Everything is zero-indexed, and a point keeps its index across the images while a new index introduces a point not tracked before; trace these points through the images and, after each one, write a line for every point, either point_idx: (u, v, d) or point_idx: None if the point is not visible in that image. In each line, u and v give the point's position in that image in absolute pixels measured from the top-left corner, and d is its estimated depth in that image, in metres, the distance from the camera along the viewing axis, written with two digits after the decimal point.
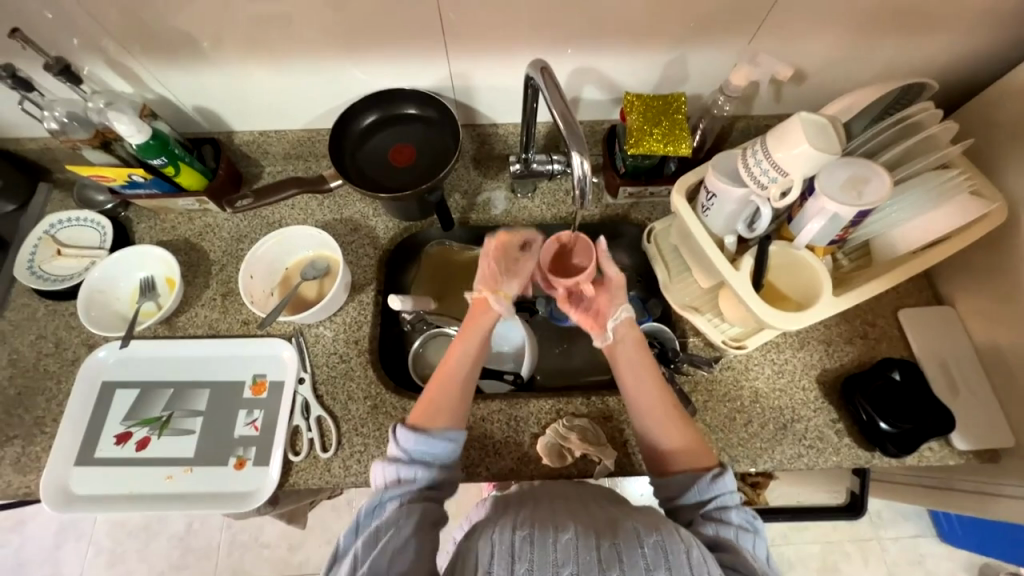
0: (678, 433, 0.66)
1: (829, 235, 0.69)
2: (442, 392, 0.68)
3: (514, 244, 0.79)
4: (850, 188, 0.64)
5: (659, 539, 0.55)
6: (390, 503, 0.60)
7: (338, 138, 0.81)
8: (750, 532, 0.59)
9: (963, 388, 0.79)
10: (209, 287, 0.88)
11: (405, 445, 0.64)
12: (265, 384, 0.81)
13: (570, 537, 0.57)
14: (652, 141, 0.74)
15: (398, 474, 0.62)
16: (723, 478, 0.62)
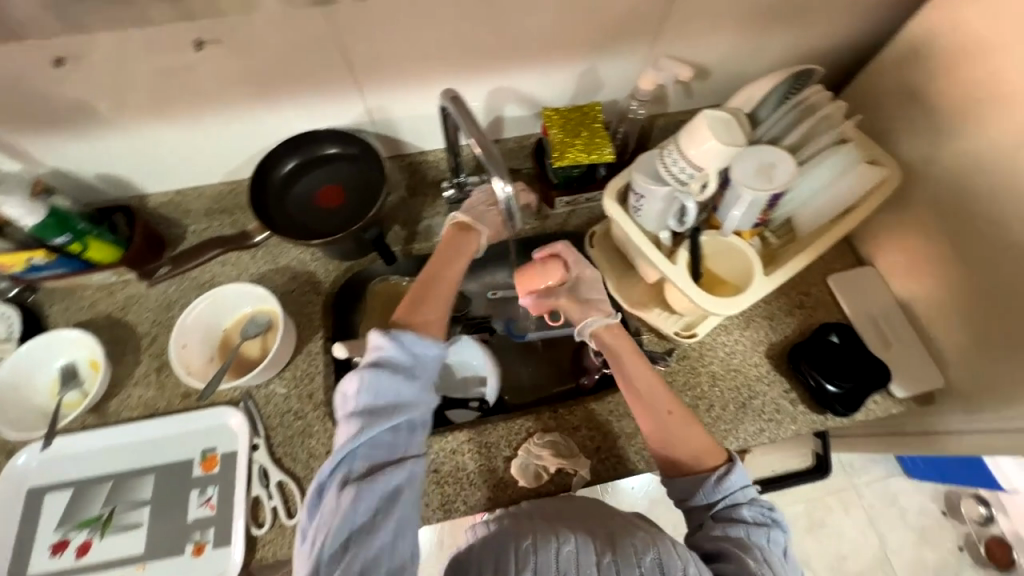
0: (689, 438, 0.66)
1: (751, 219, 0.73)
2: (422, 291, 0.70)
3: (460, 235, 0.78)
4: (761, 174, 0.67)
5: (658, 556, 0.58)
6: (383, 431, 0.57)
7: (258, 190, 0.78)
8: (764, 530, 0.60)
9: (894, 341, 0.85)
10: (141, 363, 0.81)
11: (404, 360, 0.60)
12: (216, 458, 0.76)
13: (570, 549, 0.61)
14: (576, 152, 0.76)
15: (387, 402, 0.59)
16: (733, 476, 0.63)
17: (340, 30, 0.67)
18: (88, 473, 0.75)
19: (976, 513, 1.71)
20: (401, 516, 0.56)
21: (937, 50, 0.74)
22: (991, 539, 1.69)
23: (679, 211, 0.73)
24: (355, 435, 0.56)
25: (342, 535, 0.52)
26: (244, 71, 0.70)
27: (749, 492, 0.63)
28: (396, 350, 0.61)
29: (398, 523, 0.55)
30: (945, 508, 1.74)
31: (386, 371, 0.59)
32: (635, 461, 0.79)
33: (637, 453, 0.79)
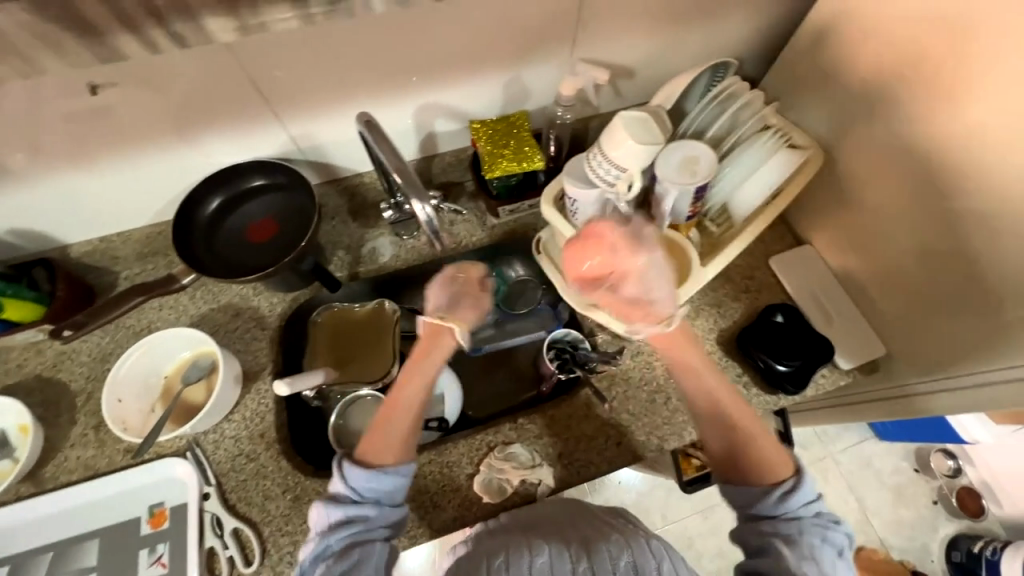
0: (766, 449, 0.69)
1: (683, 211, 0.74)
2: (390, 421, 0.67)
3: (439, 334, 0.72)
4: (685, 168, 0.69)
5: (632, 559, 0.61)
6: (336, 542, 0.62)
7: (184, 231, 0.76)
8: (821, 533, 0.63)
9: (835, 314, 0.88)
10: (77, 422, 0.77)
11: (350, 483, 0.65)
12: (164, 513, 0.73)
13: (543, 560, 0.62)
14: (506, 162, 0.76)
15: (344, 515, 0.63)
16: (800, 489, 0.65)
17: (247, 61, 0.66)
18: (26, 545, 0.72)
19: (945, 466, 1.78)
20: None
21: (839, 34, 0.78)
22: (961, 489, 1.76)
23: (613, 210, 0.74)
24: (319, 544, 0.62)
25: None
26: (154, 109, 0.68)
27: (811, 502, 0.66)
28: (344, 481, 0.65)
29: None
30: (917, 465, 1.81)
31: (336, 504, 0.64)
32: (599, 462, 0.79)
33: (600, 454, 0.79)
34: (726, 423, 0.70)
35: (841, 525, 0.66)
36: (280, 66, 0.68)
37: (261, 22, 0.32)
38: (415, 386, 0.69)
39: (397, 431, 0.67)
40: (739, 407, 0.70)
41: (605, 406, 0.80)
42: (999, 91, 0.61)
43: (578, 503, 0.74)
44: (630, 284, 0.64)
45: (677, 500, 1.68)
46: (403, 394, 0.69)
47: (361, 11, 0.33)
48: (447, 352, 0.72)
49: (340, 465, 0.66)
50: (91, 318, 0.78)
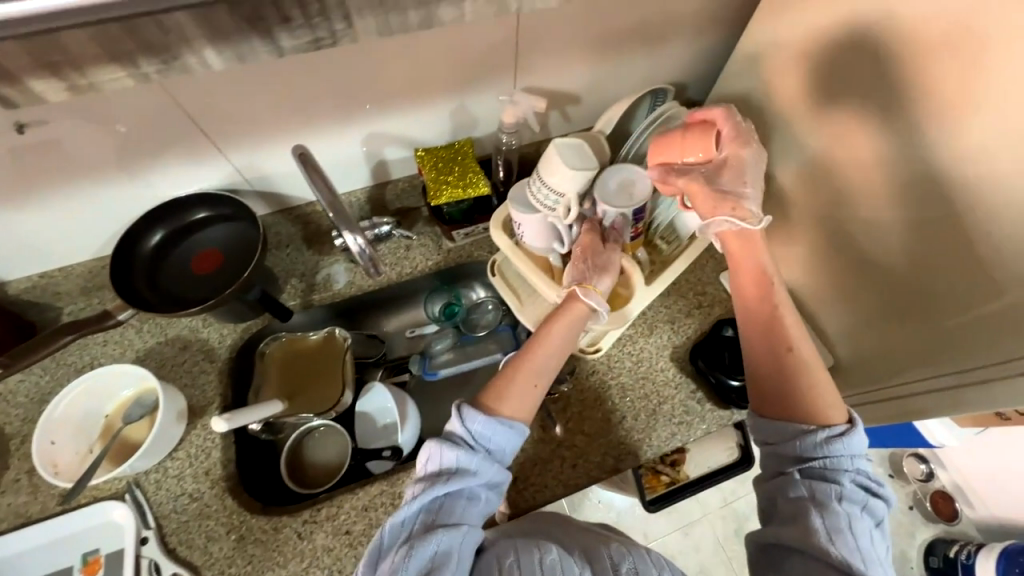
0: (823, 388, 0.63)
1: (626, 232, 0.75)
2: (520, 367, 0.65)
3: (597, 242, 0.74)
4: (622, 191, 0.72)
5: (633, 563, 0.62)
6: (441, 494, 0.57)
7: (124, 267, 0.75)
8: (862, 502, 0.58)
9: None
10: (10, 467, 0.74)
11: (469, 429, 0.59)
12: (99, 561, 0.70)
13: (554, 558, 0.60)
14: (450, 188, 0.80)
15: (453, 465, 0.58)
16: (849, 438, 0.60)
17: (180, 97, 0.66)
18: None
19: (918, 470, 1.81)
20: None
21: (765, 61, 0.81)
22: (935, 493, 1.79)
23: (558, 234, 0.75)
24: (420, 493, 0.57)
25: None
26: (85, 145, 0.67)
27: (860, 460, 0.60)
28: (462, 424, 0.59)
29: None
30: (891, 471, 1.84)
31: (455, 447, 0.58)
32: (555, 486, 0.78)
33: (556, 478, 0.78)
34: (781, 349, 0.64)
35: (884, 496, 0.60)
36: (217, 102, 0.68)
37: (90, 82, 0.31)
38: (552, 345, 0.67)
39: (523, 390, 0.63)
40: (798, 333, 0.65)
41: (558, 429, 0.80)
42: (902, 115, 0.62)
43: (567, 517, 0.74)
44: (727, 174, 0.67)
45: (658, 517, 1.66)
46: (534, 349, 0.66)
47: (196, 67, 0.32)
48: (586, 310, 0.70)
49: (457, 408, 0.61)
50: (12, 363, 0.72)
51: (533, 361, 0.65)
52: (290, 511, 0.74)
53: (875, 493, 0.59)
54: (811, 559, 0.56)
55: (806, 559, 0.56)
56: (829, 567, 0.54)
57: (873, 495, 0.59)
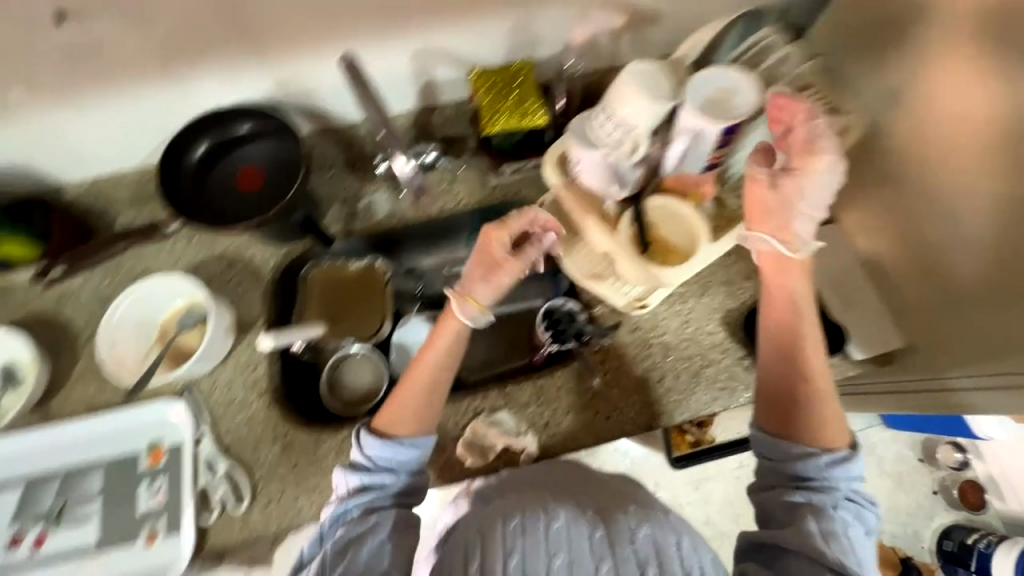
0: (827, 412, 0.62)
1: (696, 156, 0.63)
2: (412, 389, 0.63)
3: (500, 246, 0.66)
4: (709, 102, 0.59)
5: (650, 532, 0.60)
6: (354, 508, 0.60)
7: (171, 176, 0.74)
8: (853, 509, 0.59)
9: (854, 300, 0.82)
10: (80, 358, 0.79)
11: (367, 453, 0.62)
12: (163, 450, 0.76)
13: (561, 525, 0.60)
14: (506, 115, 0.74)
15: (360, 482, 0.61)
16: (851, 463, 0.60)
17: None
18: (37, 469, 0.75)
19: (953, 459, 1.73)
20: None
21: None
22: (966, 482, 1.72)
23: (619, 176, 0.69)
24: (336, 513, 0.61)
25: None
26: None
27: (857, 479, 0.60)
28: (361, 450, 0.62)
29: None
30: (922, 456, 1.75)
31: (355, 470, 0.62)
32: (586, 435, 0.78)
33: (586, 428, 0.78)
34: (800, 376, 0.62)
35: (871, 507, 0.61)
36: None
37: None
38: (440, 354, 0.64)
39: (420, 402, 0.63)
40: (817, 357, 0.63)
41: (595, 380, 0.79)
42: None
43: (590, 471, 0.74)
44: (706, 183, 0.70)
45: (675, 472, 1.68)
46: (427, 359, 0.64)
47: None
48: (464, 326, 0.65)
49: (357, 433, 0.63)
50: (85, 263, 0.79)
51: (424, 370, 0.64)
52: (330, 427, 0.78)
53: (863, 504, 0.61)
54: (804, 557, 0.56)
55: (797, 558, 0.56)
56: (816, 564, 0.55)
57: (863, 505, 0.61)
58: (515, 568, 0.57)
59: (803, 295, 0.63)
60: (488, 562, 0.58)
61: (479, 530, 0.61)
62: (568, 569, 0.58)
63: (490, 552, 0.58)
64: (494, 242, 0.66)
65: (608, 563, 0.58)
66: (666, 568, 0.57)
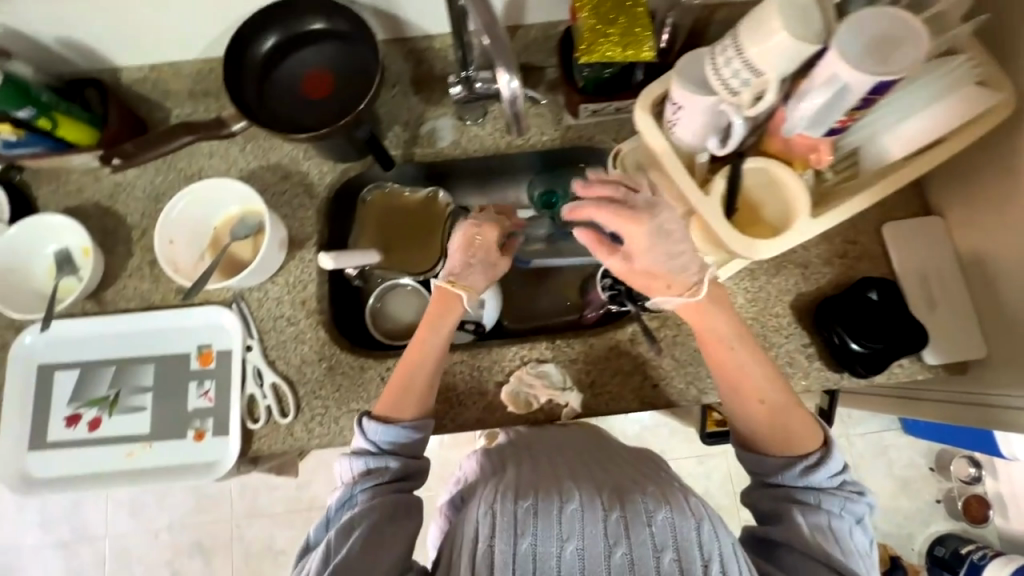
0: (801, 426, 0.64)
1: (827, 118, 0.54)
2: (408, 378, 0.67)
3: (485, 241, 0.73)
4: (874, 49, 0.49)
5: (669, 516, 0.56)
6: (360, 492, 0.63)
7: (234, 70, 0.69)
8: (841, 500, 0.61)
9: (940, 301, 0.76)
10: (134, 255, 0.79)
11: (372, 439, 0.65)
12: (212, 355, 0.76)
13: (575, 508, 0.58)
14: (607, 43, 0.65)
15: (365, 466, 0.64)
16: (825, 465, 0.62)
17: None
18: (93, 357, 0.77)
19: (966, 471, 1.64)
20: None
21: None
22: (973, 495, 1.62)
23: (722, 128, 0.61)
24: (344, 498, 0.63)
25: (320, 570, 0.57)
26: None
27: (838, 474, 0.63)
28: (365, 435, 0.65)
29: None
30: (933, 464, 1.65)
31: (360, 454, 0.65)
32: (631, 400, 0.76)
33: (632, 393, 0.76)
34: (756, 408, 0.65)
35: (865, 496, 0.63)
36: None
37: None
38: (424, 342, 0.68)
39: (411, 389, 0.67)
40: (772, 384, 0.65)
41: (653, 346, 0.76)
42: None
43: (603, 439, 0.75)
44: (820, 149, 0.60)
45: None
46: (413, 349, 0.68)
47: None
48: (457, 313, 0.70)
49: (359, 421, 0.67)
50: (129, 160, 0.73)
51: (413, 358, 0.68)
52: (375, 355, 0.77)
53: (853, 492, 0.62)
54: (798, 553, 0.58)
55: (793, 554, 0.59)
56: (813, 559, 0.58)
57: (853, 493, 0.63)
58: (528, 550, 0.55)
59: (727, 326, 0.65)
60: (502, 542, 0.55)
61: (491, 508, 0.59)
62: (582, 554, 0.55)
63: (503, 533, 0.56)
64: (487, 241, 0.73)
65: (624, 547, 0.54)
66: (683, 555, 0.53)
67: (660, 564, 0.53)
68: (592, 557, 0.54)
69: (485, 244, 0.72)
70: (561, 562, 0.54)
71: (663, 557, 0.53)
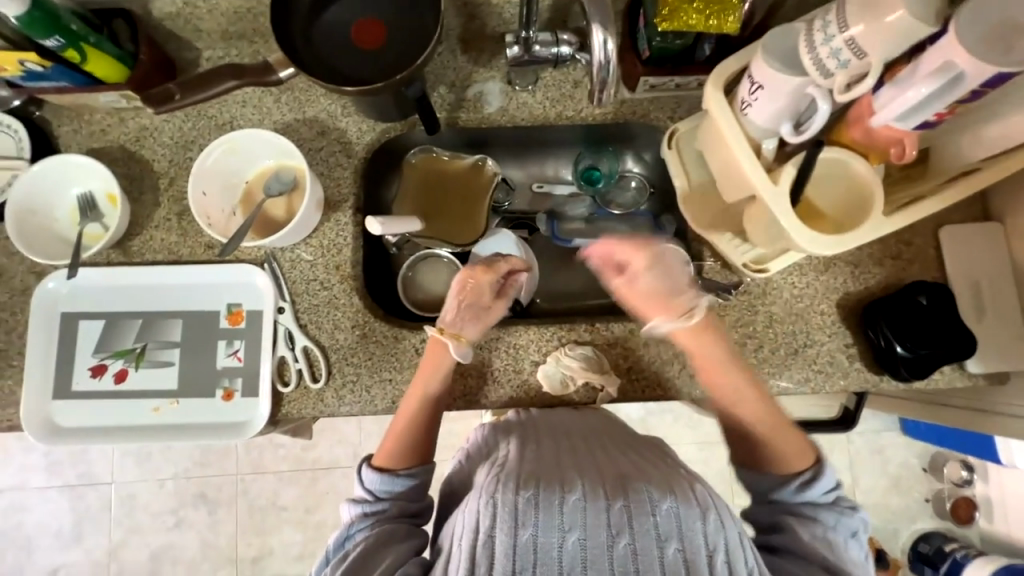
0: (789, 446, 0.62)
1: (925, 112, 0.51)
2: (406, 427, 0.66)
3: (484, 287, 0.72)
4: (996, 37, 0.46)
5: (675, 508, 0.52)
6: (358, 534, 0.61)
7: (282, 10, 0.64)
8: (835, 514, 0.59)
9: (990, 310, 0.74)
10: (161, 205, 0.75)
11: (368, 487, 0.64)
12: (242, 314, 0.74)
13: (577, 498, 0.53)
14: (688, 11, 0.60)
15: (362, 509, 0.63)
16: (818, 482, 0.60)
17: None
18: (119, 308, 0.75)
19: (956, 476, 1.52)
20: None
21: None
22: (961, 498, 1.51)
23: (800, 113, 0.57)
24: (341, 540, 0.61)
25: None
26: None
27: (832, 492, 0.61)
28: (362, 484, 0.65)
29: None
30: (927, 465, 1.55)
31: (360, 503, 0.64)
32: (667, 389, 0.75)
33: (669, 381, 0.75)
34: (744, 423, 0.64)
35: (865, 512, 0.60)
36: None
37: None
38: (422, 392, 0.68)
39: (409, 439, 0.66)
40: (760, 403, 0.64)
41: None
42: None
43: (614, 424, 0.71)
44: (896, 144, 0.57)
45: None
46: (411, 398, 0.68)
47: None
48: (454, 361, 0.69)
49: (359, 468, 0.66)
50: (161, 107, 0.67)
51: (409, 406, 0.67)
52: (409, 326, 0.75)
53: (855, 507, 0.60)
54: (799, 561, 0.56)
55: (793, 560, 0.56)
56: (812, 564, 0.55)
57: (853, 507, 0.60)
58: (528, 542, 0.50)
59: (709, 348, 0.66)
60: (499, 532, 0.51)
61: (491, 497, 0.54)
62: (584, 546, 0.50)
63: (502, 524, 0.51)
64: (481, 286, 0.72)
65: (627, 538, 0.50)
66: (688, 545, 0.50)
67: (663, 555, 0.50)
68: (593, 549, 0.50)
69: (479, 290, 0.72)
70: (562, 555, 0.50)
71: (667, 548, 0.50)
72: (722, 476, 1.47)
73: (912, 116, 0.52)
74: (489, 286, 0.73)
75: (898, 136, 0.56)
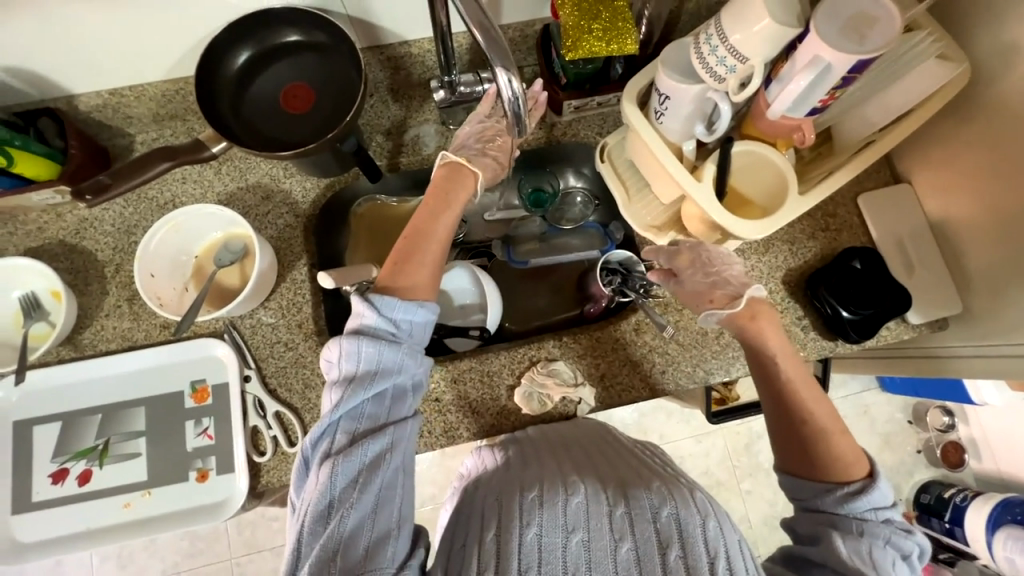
0: (846, 449, 0.57)
1: (811, 98, 0.57)
2: (411, 264, 0.60)
3: (462, 172, 0.69)
4: (852, 30, 0.52)
5: (673, 511, 0.54)
6: (365, 402, 0.54)
7: (209, 89, 0.66)
8: (888, 534, 0.52)
9: (918, 265, 0.79)
10: (109, 292, 0.74)
11: (384, 315, 0.56)
12: (207, 390, 0.73)
13: (580, 501, 0.56)
14: (592, 40, 0.66)
15: (361, 350, 0.54)
16: (868, 496, 0.54)
17: None
18: (76, 406, 0.72)
19: (939, 422, 1.51)
20: (379, 494, 0.52)
21: None
22: (948, 442, 1.50)
23: (708, 115, 0.62)
24: (337, 404, 0.54)
25: (322, 510, 0.50)
26: None
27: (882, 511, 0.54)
28: (377, 312, 0.56)
29: (378, 495, 0.52)
30: (910, 417, 1.54)
31: (369, 338, 0.55)
32: (641, 389, 0.77)
33: (642, 381, 0.77)
34: (792, 416, 0.59)
35: (916, 534, 0.54)
36: None
37: None
38: (427, 253, 0.62)
39: (416, 269, 0.60)
40: (818, 401, 0.59)
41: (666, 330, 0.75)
42: None
43: (609, 430, 0.74)
44: (799, 131, 0.62)
45: None
46: (412, 251, 0.61)
47: None
48: (456, 220, 0.65)
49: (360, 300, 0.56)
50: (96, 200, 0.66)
51: (408, 254, 0.61)
52: None
53: (904, 529, 0.53)
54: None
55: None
56: None
57: (905, 530, 0.54)
58: (533, 540, 0.53)
59: (780, 338, 0.62)
60: (505, 533, 0.54)
61: (501, 500, 0.58)
62: (586, 546, 0.53)
63: (506, 524, 0.54)
64: (460, 177, 0.68)
65: (629, 542, 0.53)
66: (689, 552, 0.51)
67: (666, 560, 0.51)
68: (597, 550, 0.53)
69: (453, 184, 0.67)
70: (566, 555, 0.53)
71: (669, 554, 0.51)
72: (721, 463, 1.48)
73: (801, 104, 0.58)
74: (467, 179, 0.68)
75: (797, 122, 0.61)
